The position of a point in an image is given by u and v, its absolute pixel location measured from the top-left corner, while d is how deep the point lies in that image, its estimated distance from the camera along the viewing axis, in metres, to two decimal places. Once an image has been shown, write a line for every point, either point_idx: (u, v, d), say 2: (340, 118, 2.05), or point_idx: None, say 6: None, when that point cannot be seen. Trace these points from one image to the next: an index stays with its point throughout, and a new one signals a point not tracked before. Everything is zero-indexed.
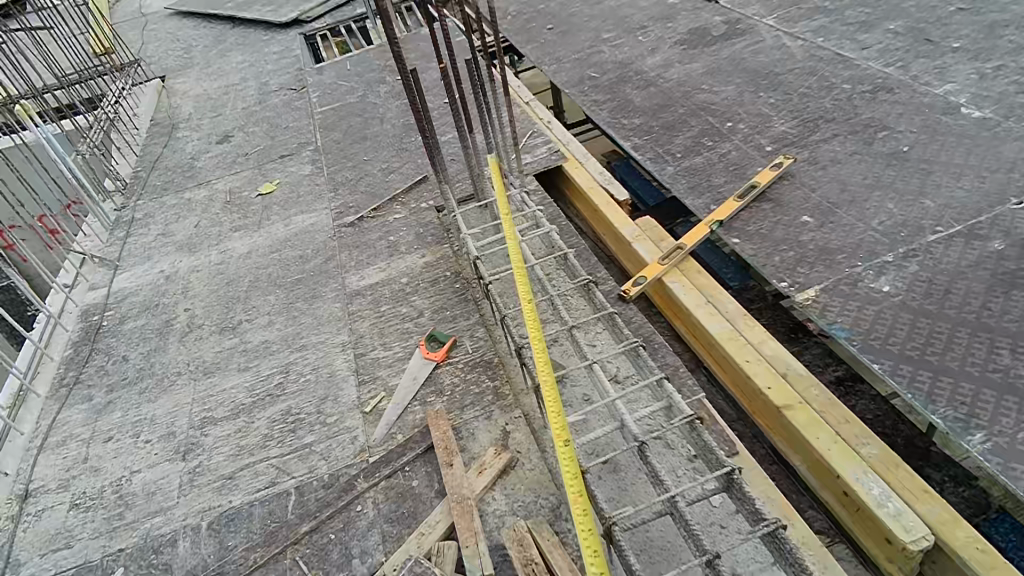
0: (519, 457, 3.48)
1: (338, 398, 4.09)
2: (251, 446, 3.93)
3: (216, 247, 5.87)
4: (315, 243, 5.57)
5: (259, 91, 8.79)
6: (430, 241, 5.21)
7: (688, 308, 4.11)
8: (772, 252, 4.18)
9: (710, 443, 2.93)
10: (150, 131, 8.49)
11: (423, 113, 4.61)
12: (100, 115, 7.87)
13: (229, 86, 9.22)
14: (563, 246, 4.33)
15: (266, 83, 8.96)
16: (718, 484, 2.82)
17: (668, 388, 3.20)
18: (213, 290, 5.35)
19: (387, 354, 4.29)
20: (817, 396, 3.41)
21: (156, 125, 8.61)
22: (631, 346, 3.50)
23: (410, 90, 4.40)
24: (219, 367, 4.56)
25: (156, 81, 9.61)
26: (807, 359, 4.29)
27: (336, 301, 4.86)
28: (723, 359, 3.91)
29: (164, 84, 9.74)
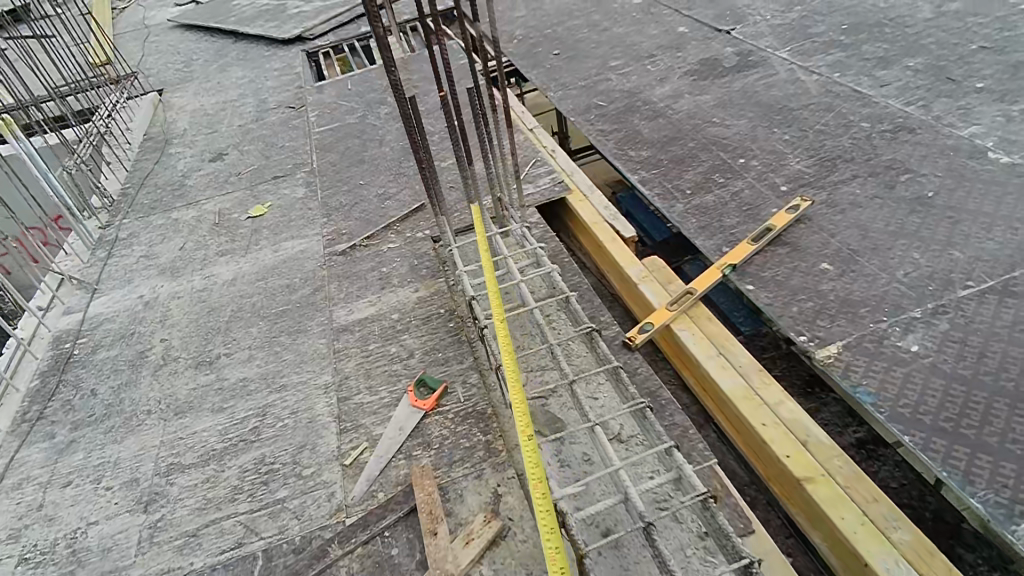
0: (510, 526, 3.16)
1: (316, 447, 3.77)
2: (219, 500, 3.61)
3: (200, 272, 5.58)
4: (303, 271, 5.28)
5: (257, 107, 8.56)
6: (424, 275, 4.93)
7: (698, 360, 3.84)
8: (790, 302, 3.89)
9: (726, 528, 2.66)
10: (142, 146, 8.25)
11: (420, 142, 4.35)
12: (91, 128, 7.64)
13: (226, 102, 9.00)
14: (564, 288, 4.04)
15: (264, 100, 8.74)
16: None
17: (678, 459, 2.93)
18: (192, 320, 5.05)
19: (373, 399, 3.97)
20: (841, 469, 3.13)
21: (149, 139, 8.37)
22: (637, 405, 3.21)
23: (406, 119, 4.14)
24: (191, 407, 4.25)
25: (153, 94, 9.40)
26: (825, 417, 3.99)
27: (322, 337, 4.56)
28: (735, 418, 3.63)
29: (161, 98, 9.52)
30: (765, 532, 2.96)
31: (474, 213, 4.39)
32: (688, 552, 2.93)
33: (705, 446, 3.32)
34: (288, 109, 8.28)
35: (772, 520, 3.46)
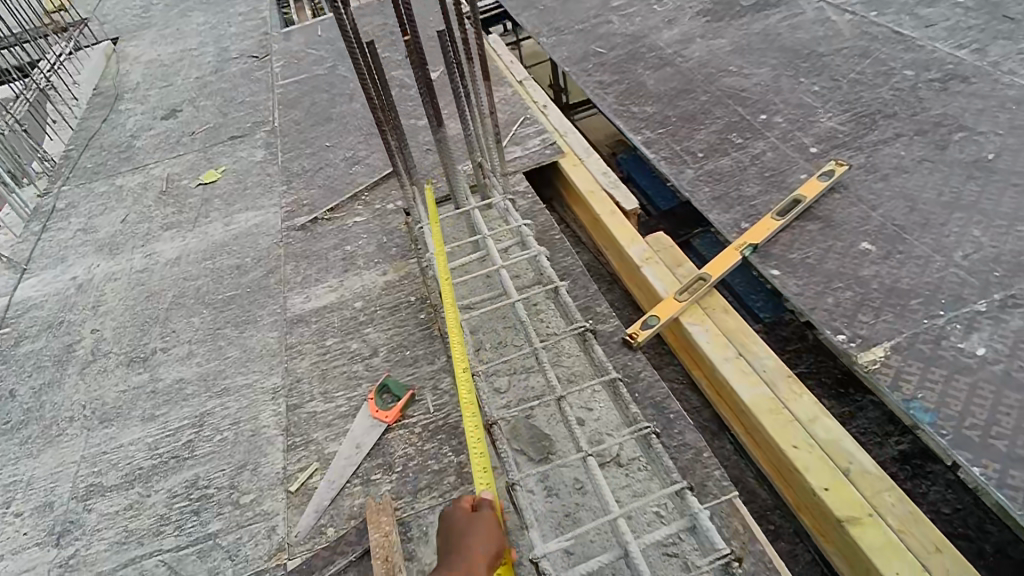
0: None
1: (258, 468, 3.18)
2: (141, 532, 3.03)
3: (142, 250, 4.93)
4: (256, 249, 4.60)
5: (218, 57, 7.70)
6: (393, 254, 4.25)
7: (712, 362, 3.22)
8: (824, 291, 3.24)
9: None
10: (91, 102, 7.45)
11: (383, 102, 3.61)
12: (30, 83, 6.84)
13: (185, 51, 8.12)
14: (553, 276, 3.39)
15: (226, 49, 7.86)
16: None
17: (693, 505, 2.35)
18: (130, 308, 4.42)
19: (327, 409, 3.36)
20: (891, 508, 2.56)
21: (99, 95, 7.56)
22: (644, 433, 2.63)
23: (364, 74, 3.39)
24: (119, 415, 3.65)
25: (106, 43, 8.52)
26: (862, 425, 3.41)
27: (273, 330, 3.92)
28: (757, 433, 3.03)
29: (116, 48, 8.64)
30: None
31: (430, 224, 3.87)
32: None
33: (722, 475, 2.78)
34: (251, 58, 7.41)
35: (801, 557, 2.89)
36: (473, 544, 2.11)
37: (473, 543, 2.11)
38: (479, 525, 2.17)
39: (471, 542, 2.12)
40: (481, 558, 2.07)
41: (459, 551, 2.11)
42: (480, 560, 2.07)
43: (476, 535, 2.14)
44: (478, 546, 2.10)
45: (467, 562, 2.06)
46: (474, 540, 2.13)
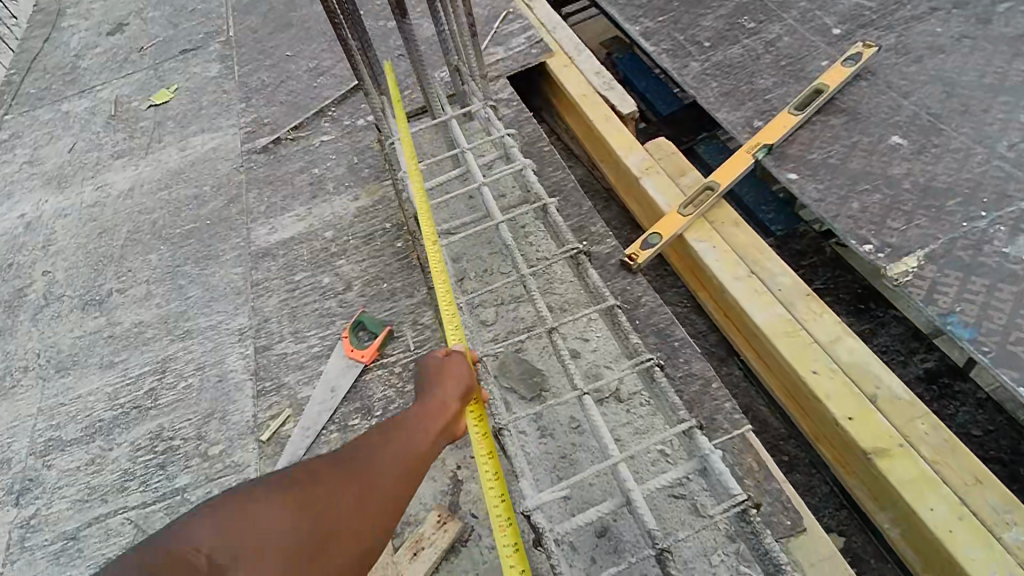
0: (476, 525, 2.36)
1: (227, 416, 2.90)
2: (103, 489, 2.79)
3: (92, 182, 4.51)
4: (216, 176, 4.17)
5: None
6: (365, 175, 3.83)
7: (722, 282, 2.88)
8: (847, 196, 2.92)
9: (777, 553, 1.88)
10: (29, 20, 6.75)
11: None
12: None
13: None
14: (542, 192, 3.01)
15: None
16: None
17: (703, 445, 2.09)
18: (82, 246, 4.05)
19: (299, 351, 3.05)
20: (924, 437, 2.30)
21: (37, 11, 6.85)
22: (646, 366, 2.34)
23: None
24: (76, 363, 3.36)
25: None
26: (884, 343, 3.14)
27: (237, 266, 3.56)
28: (771, 358, 2.75)
29: None
30: (817, 527, 2.21)
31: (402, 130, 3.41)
32: (712, 560, 2.19)
33: (733, 408, 2.51)
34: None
35: (818, 489, 2.68)
36: (442, 386, 1.95)
37: (445, 384, 1.95)
38: (447, 369, 2.00)
39: (443, 384, 1.95)
40: (460, 393, 1.94)
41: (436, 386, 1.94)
42: (459, 400, 1.92)
43: (448, 375, 1.98)
44: (453, 388, 1.95)
45: (448, 398, 1.90)
46: (449, 383, 1.96)
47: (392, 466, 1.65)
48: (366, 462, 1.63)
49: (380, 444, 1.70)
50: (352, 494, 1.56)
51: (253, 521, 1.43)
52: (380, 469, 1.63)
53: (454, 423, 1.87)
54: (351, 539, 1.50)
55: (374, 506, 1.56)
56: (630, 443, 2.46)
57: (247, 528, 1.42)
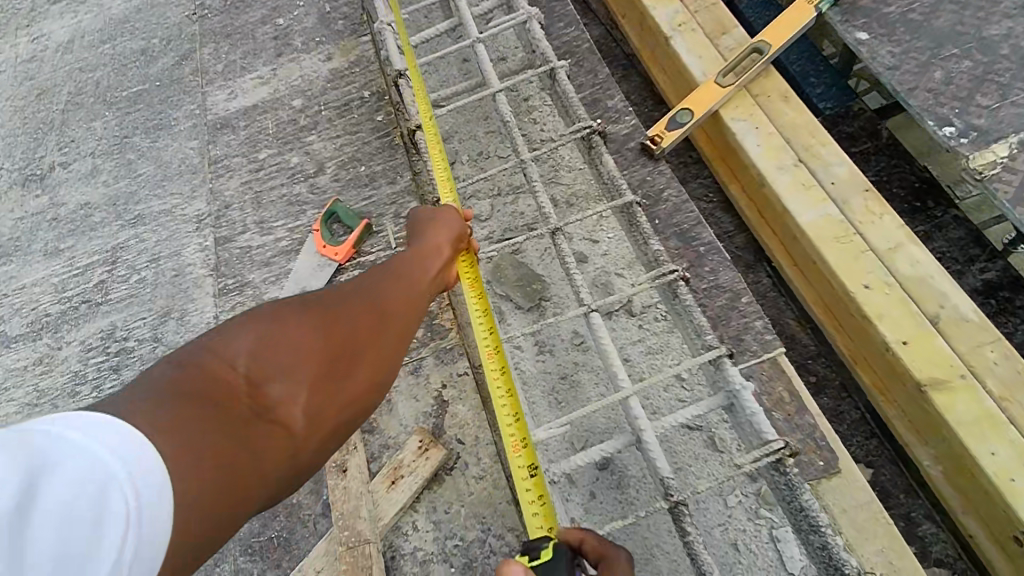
0: (461, 453, 2.07)
1: (185, 317, 2.56)
2: (53, 393, 2.52)
3: (26, 31, 3.85)
4: (165, 26, 3.52)
5: None
6: (339, 29, 3.19)
7: (761, 172, 2.41)
8: (929, 63, 2.40)
9: (816, 514, 1.51)
10: None
11: None
12: None
13: None
14: (551, 56, 2.44)
15: None
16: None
17: (734, 377, 1.70)
18: (19, 110, 3.50)
19: (264, 245, 2.64)
20: (992, 368, 1.92)
21: None
22: (668, 279, 1.90)
23: None
24: (19, 249, 2.97)
25: None
26: (938, 249, 2.72)
27: (192, 139, 3.05)
28: (809, 262, 2.34)
29: None
30: (852, 468, 1.90)
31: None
32: (728, 501, 1.90)
33: (766, 327, 2.12)
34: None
35: (847, 416, 2.38)
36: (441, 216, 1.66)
37: (442, 215, 1.66)
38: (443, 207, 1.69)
39: (442, 214, 1.66)
40: (452, 238, 1.62)
41: (434, 228, 1.61)
42: (460, 231, 1.67)
43: (444, 211, 1.67)
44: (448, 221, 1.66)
45: (441, 234, 1.61)
46: (439, 230, 1.62)
47: (407, 286, 1.41)
48: (378, 281, 1.39)
49: (387, 266, 1.46)
50: (370, 310, 1.32)
51: (279, 335, 1.20)
52: (396, 288, 1.40)
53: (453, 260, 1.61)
54: (379, 358, 1.29)
55: (394, 325, 1.33)
56: (641, 367, 2.13)
57: (274, 341, 1.18)
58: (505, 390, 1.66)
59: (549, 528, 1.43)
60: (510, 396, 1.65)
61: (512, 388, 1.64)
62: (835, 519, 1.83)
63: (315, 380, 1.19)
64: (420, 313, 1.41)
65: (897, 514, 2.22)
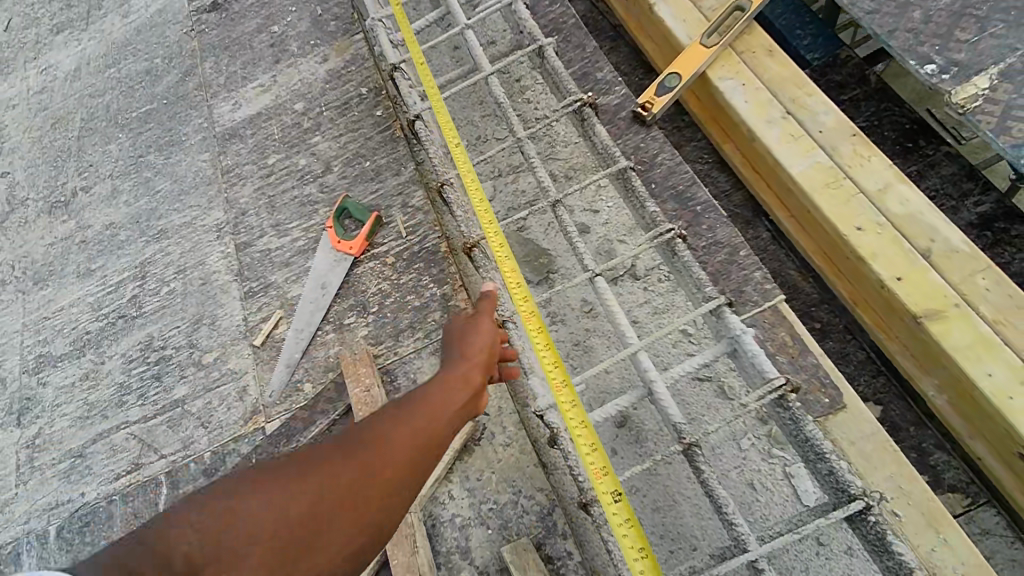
0: (487, 423, 2.19)
1: (216, 321, 2.70)
2: (103, 404, 2.68)
3: (35, 63, 4.00)
4: (166, 45, 3.65)
5: None
6: (332, 30, 3.28)
7: (751, 129, 2.47)
8: (908, 3, 2.45)
9: (819, 443, 1.61)
10: None
11: None
12: None
13: None
14: (537, 33, 2.51)
15: None
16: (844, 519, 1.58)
17: (734, 324, 1.79)
18: (37, 141, 3.65)
19: (281, 244, 2.76)
20: (984, 295, 2.01)
21: None
22: (665, 239, 1.97)
23: None
24: (53, 273, 3.13)
25: None
26: (933, 186, 2.77)
27: (204, 152, 3.18)
28: (805, 212, 2.40)
29: None
30: (857, 403, 1.99)
31: None
32: (742, 445, 2.01)
33: (766, 277, 2.19)
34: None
35: (854, 356, 2.46)
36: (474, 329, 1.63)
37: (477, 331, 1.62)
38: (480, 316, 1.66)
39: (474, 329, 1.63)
40: (478, 366, 1.54)
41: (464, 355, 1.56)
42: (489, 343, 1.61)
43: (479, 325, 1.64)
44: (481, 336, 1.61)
45: (468, 366, 1.54)
46: (469, 358, 1.56)
47: (405, 439, 1.37)
48: (378, 433, 1.37)
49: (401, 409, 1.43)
50: (356, 472, 1.31)
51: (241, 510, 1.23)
52: (393, 442, 1.36)
53: (475, 397, 1.53)
54: (351, 531, 1.27)
55: (375, 491, 1.29)
56: (648, 327, 2.23)
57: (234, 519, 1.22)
58: (578, 418, 1.64)
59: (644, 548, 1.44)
60: (585, 424, 1.63)
61: (586, 419, 1.64)
62: (844, 452, 1.93)
63: (266, 560, 1.20)
64: (423, 464, 1.37)
65: (908, 446, 2.30)
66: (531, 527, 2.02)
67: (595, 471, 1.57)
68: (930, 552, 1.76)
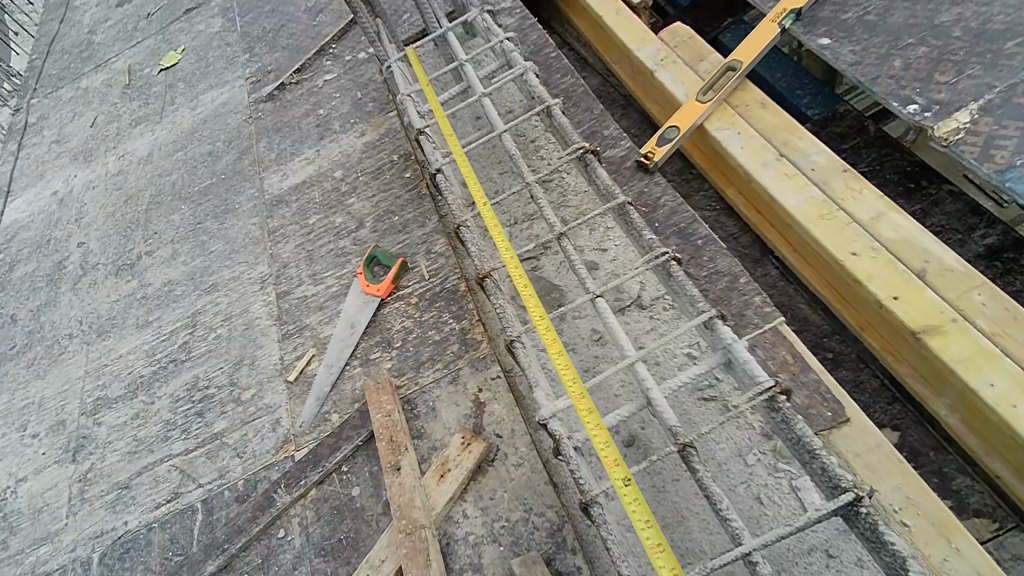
0: (500, 445, 2.28)
1: (255, 361, 2.92)
2: (150, 440, 2.88)
3: (115, 151, 4.57)
4: (227, 130, 4.15)
5: None
6: (370, 110, 3.70)
7: (748, 171, 2.64)
8: (889, 54, 2.67)
9: (809, 438, 1.63)
10: None
11: None
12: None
13: None
14: (545, 96, 2.82)
15: None
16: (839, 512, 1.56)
17: (726, 334, 1.89)
18: (110, 216, 4.11)
19: (317, 291, 3.01)
20: (982, 310, 2.05)
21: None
22: (660, 261, 2.12)
23: None
24: (115, 325, 3.45)
25: None
26: (937, 223, 2.85)
27: (254, 216, 3.54)
28: (806, 244, 2.50)
29: None
30: (861, 417, 1.99)
31: (415, 66, 3.37)
32: (747, 458, 2.02)
33: (764, 301, 2.29)
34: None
35: (867, 384, 2.47)
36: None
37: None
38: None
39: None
40: None
41: None
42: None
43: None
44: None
45: None
46: None
47: None
48: None
49: None
50: None
51: None
52: None
53: None
54: None
55: None
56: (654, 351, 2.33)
57: None
58: (594, 421, 1.77)
59: (652, 524, 1.54)
60: (599, 425, 1.76)
61: (600, 420, 1.77)
62: (849, 463, 1.92)
63: None
64: None
65: (929, 471, 2.25)
66: (542, 543, 2.06)
67: (609, 463, 1.68)
68: (941, 562, 1.72)
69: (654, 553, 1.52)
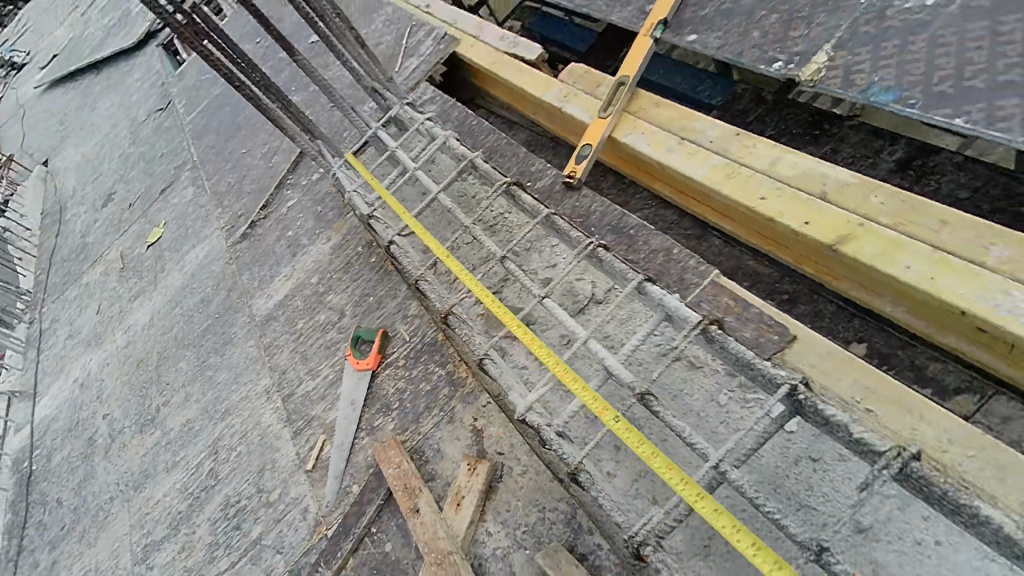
0: (504, 461, 2.41)
1: (276, 464, 3.08)
2: (197, 566, 3.02)
3: (121, 326, 4.94)
4: (213, 277, 4.51)
5: (114, 110, 7.41)
6: (331, 218, 4.06)
7: (657, 161, 2.89)
8: (748, 29, 2.99)
9: (744, 353, 1.79)
10: (37, 197, 7.26)
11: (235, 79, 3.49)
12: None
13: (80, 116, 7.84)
14: (468, 153, 3.15)
15: (121, 98, 7.47)
16: (785, 408, 1.69)
17: (654, 291, 2.08)
18: (126, 383, 4.40)
19: (317, 383, 3.22)
20: (881, 209, 2.23)
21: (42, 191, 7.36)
22: (589, 249, 2.34)
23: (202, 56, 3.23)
24: (148, 476, 3.65)
25: (14, 134, 8.48)
26: (849, 155, 3.07)
27: (250, 340, 3.81)
28: (726, 205, 2.72)
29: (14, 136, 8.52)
30: (807, 331, 2.14)
31: (357, 166, 3.74)
32: (720, 400, 2.15)
33: (699, 261, 2.48)
34: (141, 99, 7.07)
35: (825, 311, 2.61)
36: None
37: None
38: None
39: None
40: None
41: None
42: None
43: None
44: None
45: None
46: None
47: None
48: None
49: None
50: None
51: None
52: None
53: None
54: None
55: None
56: (619, 336, 2.48)
57: None
58: (578, 384, 1.98)
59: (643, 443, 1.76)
60: (584, 386, 1.97)
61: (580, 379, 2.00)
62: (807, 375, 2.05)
63: None
64: None
65: (902, 368, 2.36)
66: (561, 534, 2.17)
67: (599, 410, 1.90)
68: (912, 434, 1.83)
69: (651, 460, 1.74)
